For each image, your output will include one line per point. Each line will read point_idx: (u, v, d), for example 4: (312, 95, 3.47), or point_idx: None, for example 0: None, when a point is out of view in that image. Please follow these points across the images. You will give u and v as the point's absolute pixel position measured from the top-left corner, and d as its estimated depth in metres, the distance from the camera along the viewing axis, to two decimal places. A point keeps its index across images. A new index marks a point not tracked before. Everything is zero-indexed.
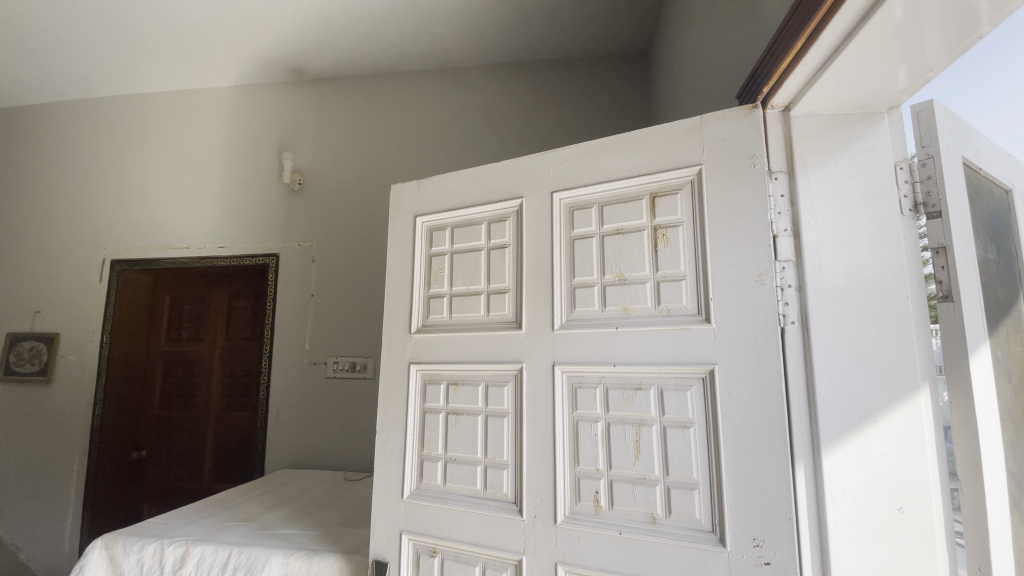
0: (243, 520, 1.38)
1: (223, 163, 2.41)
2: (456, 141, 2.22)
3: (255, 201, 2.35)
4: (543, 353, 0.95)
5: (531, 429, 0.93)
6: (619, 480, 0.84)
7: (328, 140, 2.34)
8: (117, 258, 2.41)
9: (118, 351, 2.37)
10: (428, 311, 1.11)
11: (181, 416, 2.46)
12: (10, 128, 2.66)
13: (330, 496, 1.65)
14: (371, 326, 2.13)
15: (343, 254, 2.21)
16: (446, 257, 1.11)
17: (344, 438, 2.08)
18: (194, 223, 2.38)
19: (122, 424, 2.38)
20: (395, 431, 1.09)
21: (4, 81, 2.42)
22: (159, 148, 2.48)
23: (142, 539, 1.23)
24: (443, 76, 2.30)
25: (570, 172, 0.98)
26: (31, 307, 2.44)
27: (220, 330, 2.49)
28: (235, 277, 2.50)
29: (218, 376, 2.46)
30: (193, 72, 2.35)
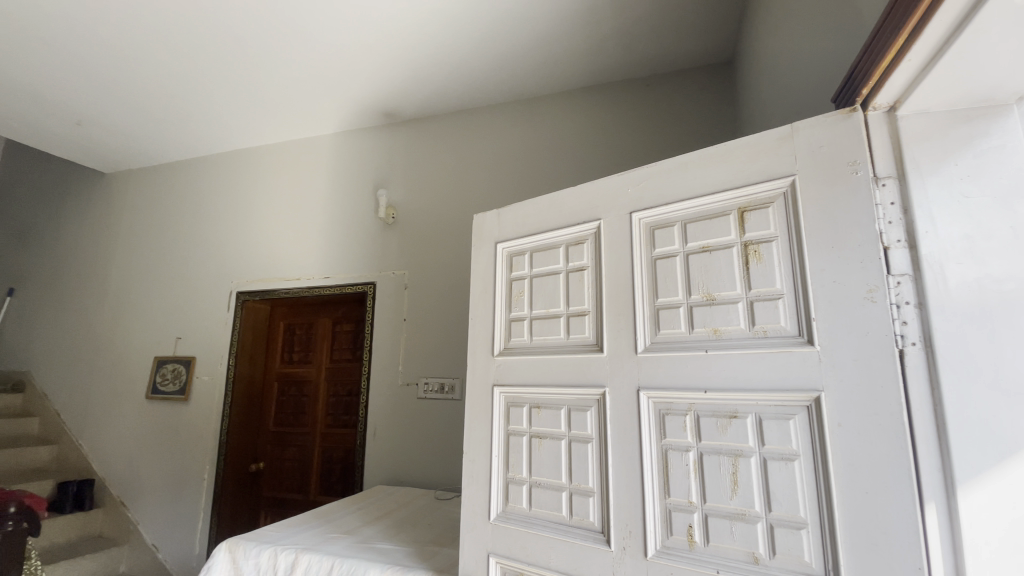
0: (344, 532, 1.47)
1: (327, 201, 2.66)
2: (535, 167, 2.27)
3: (355, 234, 2.56)
4: (627, 377, 0.92)
5: (617, 456, 0.91)
6: (715, 515, 0.79)
7: (417, 174, 2.50)
8: (242, 290, 2.74)
9: (241, 373, 2.67)
10: (510, 335, 1.13)
11: (292, 432, 2.69)
12: (160, 181, 3.15)
13: (421, 513, 1.70)
14: (458, 348, 2.21)
15: (432, 280, 2.33)
16: (526, 281, 1.12)
17: (434, 457, 2.16)
18: (304, 256, 2.65)
19: (245, 438, 2.66)
20: (480, 453, 1.12)
21: (158, 144, 2.89)
22: (275, 192, 2.80)
23: (259, 545, 1.36)
24: (521, 105, 2.38)
25: (650, 191, 0.96)
26: (175, 334, 2.84)
27: (326, 353, 2.71)
28: (338, 304, 2.73)
29: (324, 396, 2.67)
30: (303, 123, 2.64)
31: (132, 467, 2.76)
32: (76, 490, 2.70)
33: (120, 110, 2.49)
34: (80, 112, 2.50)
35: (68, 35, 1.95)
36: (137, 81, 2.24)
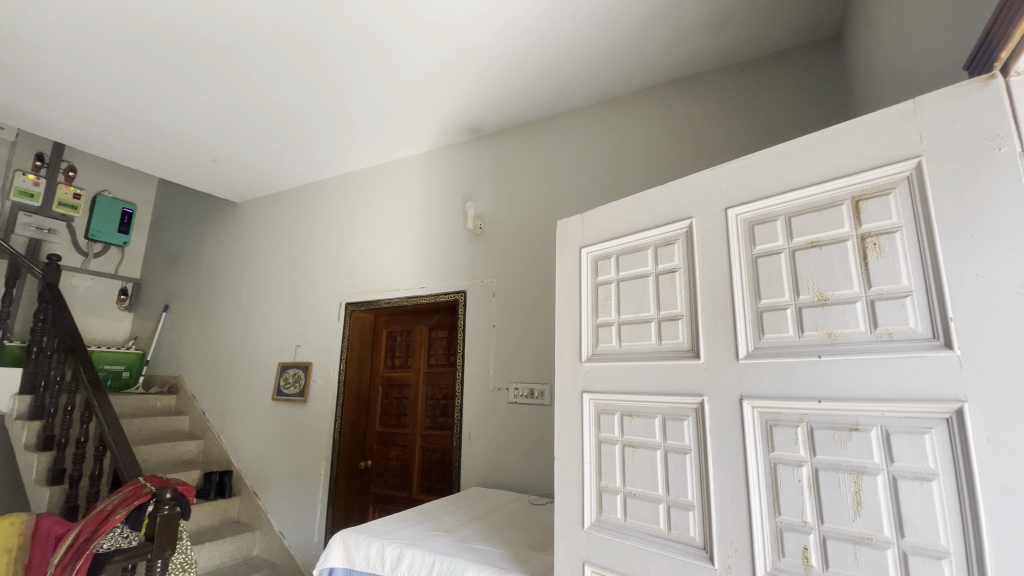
0: (443, 530, 1.54)
1: (420, 215, 2.82)
2: (620, 168, 2.23)
3: (446, 245, 2.68)
4: (727, 385, 0.87)
5: (719, 469, 0.85)
6: (835, 538, 0.71)
7: (503, 184, 2.56)
8: (350, 301, 2.98)
9: (351, 377, 2.91)
10: (597, 340, 1.12)
11: (395, 433, 2.86)
12: (278, 206, 3.53)
13: (516, 517, 1.73)
14: (546, 353, 2.22)
15: (520, 287, 2.37)
16: (613, 285, 1.10)
17: (526, 462, 2.18)
18: (401, 268, 2.82)
19: (354, 437, 2.89)
20: (572, 460, 1.11)
21: (277, 174, 3.25)
22: (375, 210, 3.02)
23: (368, 537, 1.46)
24: (604, 107, 2.35)
25: (746, 186, 0.90)
26: (295, 342, 3.16)
27: (423, 358, 2.86)
28: (434, 312, 2.87)
29: (422, 399, 2.81)
30: (397, 144, 2.83)
31: (262, 461, 3.11)
32: (218, 480, 3.10)
33: (246, 146, 2.84)
34: (215, 150, 2.89)
35: (205, 85, 2.26)
36: (258, 119, 2.55)
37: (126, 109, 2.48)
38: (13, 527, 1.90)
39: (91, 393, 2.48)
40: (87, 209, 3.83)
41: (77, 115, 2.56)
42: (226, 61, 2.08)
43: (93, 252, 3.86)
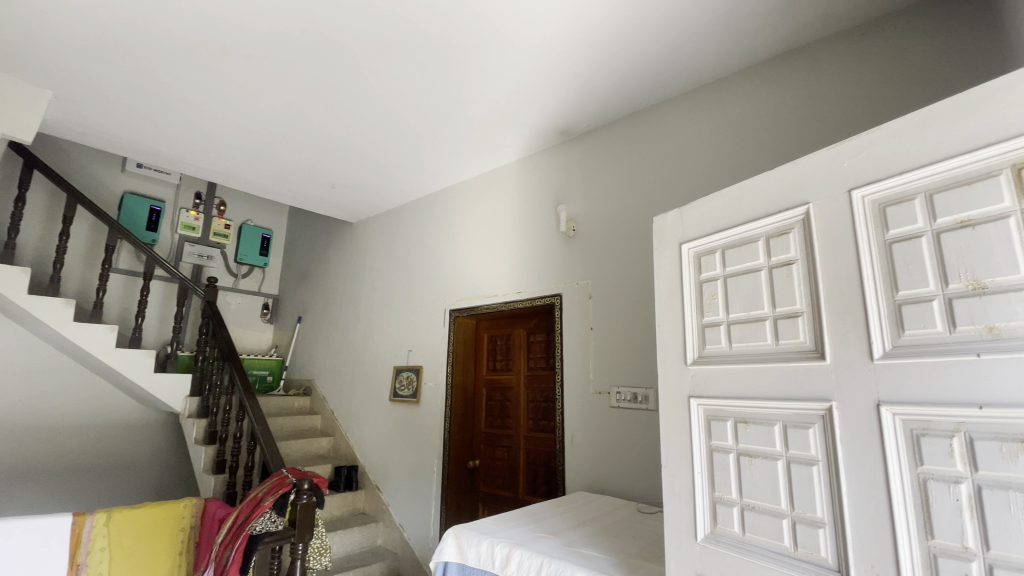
0: (550, 533, 1.55)
1: (515, 221, 2.88)
2: (720, 157, 2.09)
3: (540, 249, 2.71)
4: (860, 388, 0.77)
5: (853, 484, 0.76)
6: (1008, 569, 0.60)
7: (595, 185, 2.53)
8: (453, 308, 3.14)
9: (456, 380, 3.05)
10: (704, 342, 1.05)
11: (499, 434, 2.94)
12: (387, 222, 3.83)
13: (625, 525, 1.68)
14: (647, 355, 2.14)
15: (616, 288, 2.31)
16: (719, 282, 1.04)
17: (632, 468, 2.12)
18: (499, 274, 2.91)
19: (462, 439, 3.02)
20: (681, 467, 1.06)
21: (384, 194, 3.53)
22: (472, 219, 3.15)
23: (478, 535, 1.52)
24: (700, 94, 2.23)
25: (874, 163, 0.80)
26: (406, 347, 3.40)
27: (523, 361, 2.91)
28: (531, 316, 2.91)
29: (524, 401, 2.85)
30: (490, 155, 2.92)
31: (382, 458, 3.37)
32: (346, 473, 3.43)
33: (357, 170, 3.11)
34: (332, 176, 3.21)
35: (321, 119, 2.52)
36: (365, 144, 2.78)
37: (261, 148, 2.85)
38: (185, 509, 2.14)
39: (243, 394, 2.88)
40: (235, 237, 4.45)
41: (225, 157, 2.99)
42: (337, 95, 2.30)
43: (241, 274, 4.48)
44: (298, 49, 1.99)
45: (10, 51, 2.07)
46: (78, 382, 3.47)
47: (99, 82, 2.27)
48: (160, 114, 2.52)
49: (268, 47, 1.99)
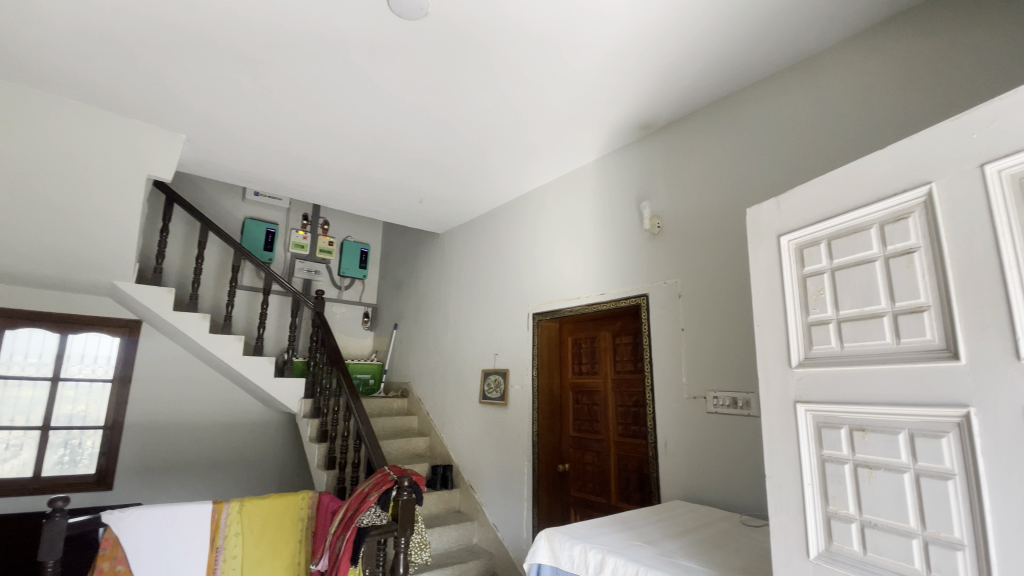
0: (646, 542, 1.51)
1: (596, 222, 2.85)
2: (820, 139, 1.92)
3: (624, 249, 2.65)
4: (1004, 391, 0.68)
5: (1000, 503, 0.67)
6: None
7: (680, 179, 2.43)
8: (537, 312, 3.17)
9: (542, 384, 3.07)
10: (811, 341, 0.97)
11: (589, 438, 2.91)
12: (471, 230, 3.96)
13: (728, 537, 1.59)
14: (746, 357, 2.01)
15: (708, 286, 2.20)
16: (826, 277, 0.95)
17: (733, 478, 2.00)
18: (582, 276, 2.88)
19: (551, 442, 3.03)
20: (788, 478, 0.98)
21: (468, 204, 3.66)
22: (553, 223, 3.16)
23: (570, 539, 1.52)
24: (793, 73, 2.06)
25: (1011, 135, 0.70)
26: (493, 350, 3.48)
27: (610, 364, 2.86)
28: (617, 318, 2.85)
29: (613, 405, 2.80)
30: (569, 157, 2.92)
31: (475, 459, 3.48)
32: (442, 472, 3.59)
33: (442, 182, 3.25)
34: (420, 191, 3.39)
35: (408, 138, 2.68)
36: (448, 158, 2.91)
37: (357, 170, 3.09)
38: (303, 501, 2.37)
39: (349, 397, 3.13)
40: (338, 252, 4.85)
41: (326, 181, 3.28)
42: (422, 113, 2.43)
43: (343, 286, 4.86)
44: (386, 75, 2.13)
45: (155, 105, 2.43)
46: (214, 386, 3.96)
47: (222, 124, 2.59)
48: (271, 146, 2.82)
49: (360, 77, 2.15)
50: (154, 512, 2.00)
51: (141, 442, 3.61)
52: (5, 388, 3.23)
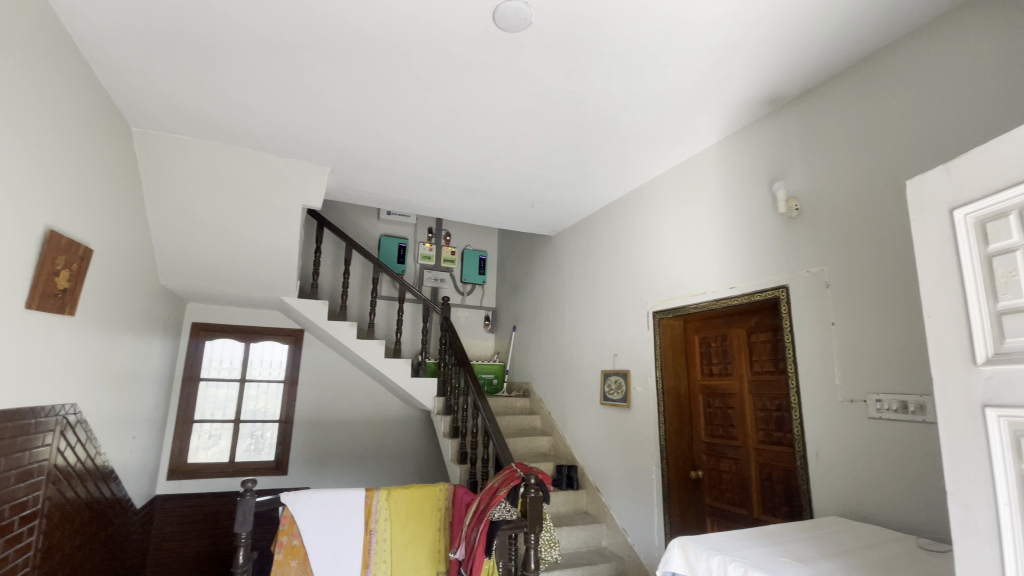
0: (796, 559, 1.37)
1: (721, 211, 2.66)
2: (1009, 86, 1.58)
3: (756, 238, 2.44)
4: None
5: None
6: None
7: (819, 155, 2.18)
8: (659, 310, 3.05)
9: (669, 385, 2.95)
10: (1002, 332, 0.81)
11: (724, 444, 2.72)
12: (583, 230, 3.94)
13: (900, 563, 1.37)
14: (915, 355, 1.72)
15: (863, 273, 1.93)
16: (1019, 255, 0.80)
17: (906, 495, 1.72)
18: (707, 270, 2.71)
19: (681, 446, 2.90)
20: (977, 496, 0.82)
21: (580, 204, 3.66)
22: (672, 216, 3.02)
23: (707, 550, 1.44)
24: (964, 12, 1.72)
25: None
26: (613, 351, 3.43)
27: (745, 363, 2.64)
28: (751, 313, 2.63)
29: (751, 407, 2.59)
30: (685, 145, 2.77)
31: (600, 460, 3.45)
32: (567, 472, 3.62)
33: (553, 185, 3.30)
34: (532, 196, 3.48)
35: (519, 147, 2.77)
36: (558, 161, 2.94)
37: (473, 182, 3.26)
38: (440, 493, 2.57)
39: (477, 396, 3.31)
40: (459, 260, 5.16)
41: (446, 195, 3.52)
42: (530, 121, 2.49)
43: (466, 292, 5.16)
44: (495, 88, 2.23)
45: (306, 146, 2.83)
46: (362, 386, 4.46)
47: (358, 154, 2.92)
48: (398, 169, 3.11)
49: (472, 94, 2.28)
50: (320, 495, 2.32)
51: (308, 435, 4.19)
52: (210, 388, 4.03)
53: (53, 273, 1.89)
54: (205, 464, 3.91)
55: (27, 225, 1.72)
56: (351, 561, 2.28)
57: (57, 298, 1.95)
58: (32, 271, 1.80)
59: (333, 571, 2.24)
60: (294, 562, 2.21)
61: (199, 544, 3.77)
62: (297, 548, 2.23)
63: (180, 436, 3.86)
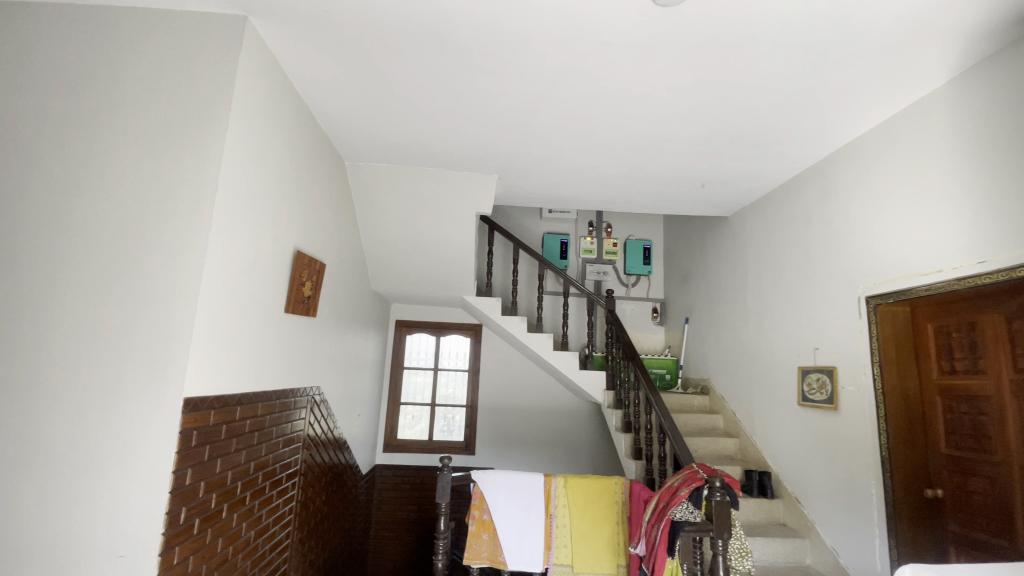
0: None
1: (961, 168, 2.11)
2: None
3: (1017, 196, 1.87)
4: None
5: None
6: None
7: None
8: (873, 294, 2.57)
9: (891, 384, 2.46)
10: None
11: (974, 459, 2.15)
12: (768, 208, 3.50)
13: None
14: None
15: None
16: None
17: None
18: (944, 242, 2.17)
19: (910, 459, 2.38)
20: None
21: (761, 178, 3.26)
22: (888, 181, 2.49)
23: None
24: None
25: None
26: (812, 344, 2.99)
27: (1005, 358, 2.05)
28: (1013, 293, 2.03)
29: (1016, 415, 2.00)
30: (902, 91, 2.26)
31: (802, 468, 3.04)
32: (759, 479, 3.27)
33: (726, 161, 3.00)
34: (701, 175, 3.21)
35: (685, 126, 2.58)
36: (731, 135, 2.67)
37: (636, 169, 3.15)
38: (616, 486, 2.54)
39: (649, 390, 3.21)
40: (622, 252, 5.04)
41: (608, 187, 3.47)
42: (697, 97, 2.31)
43: (630, 283, 5.01)
44: (654, 69, 2.11)
45: (477, 157, 3.06)
46: (536, 377, 4.68)
47: (522, 158, 3.06)
48: (559, 167, 3.17)
49: (630, 81, 2.20)
50: (504, 477, 2.50)
51: (490, 421, 4.57)
52: (410, 375, 4.69)
53: (301, 284, 2.42)
54: (410, 440, 4.55)
55: (281, 248, 2.21)
56: (534, 543, 2.42)
57: (303, 303, 2.47)
58: (286, 283, 2.31)
59: (519, 547, 2.42)
60: (485, 534, 2.46)
61: (410, 509, 4.37)
62: (487, 522, 2.47)
63: (391, 414, 4.58)
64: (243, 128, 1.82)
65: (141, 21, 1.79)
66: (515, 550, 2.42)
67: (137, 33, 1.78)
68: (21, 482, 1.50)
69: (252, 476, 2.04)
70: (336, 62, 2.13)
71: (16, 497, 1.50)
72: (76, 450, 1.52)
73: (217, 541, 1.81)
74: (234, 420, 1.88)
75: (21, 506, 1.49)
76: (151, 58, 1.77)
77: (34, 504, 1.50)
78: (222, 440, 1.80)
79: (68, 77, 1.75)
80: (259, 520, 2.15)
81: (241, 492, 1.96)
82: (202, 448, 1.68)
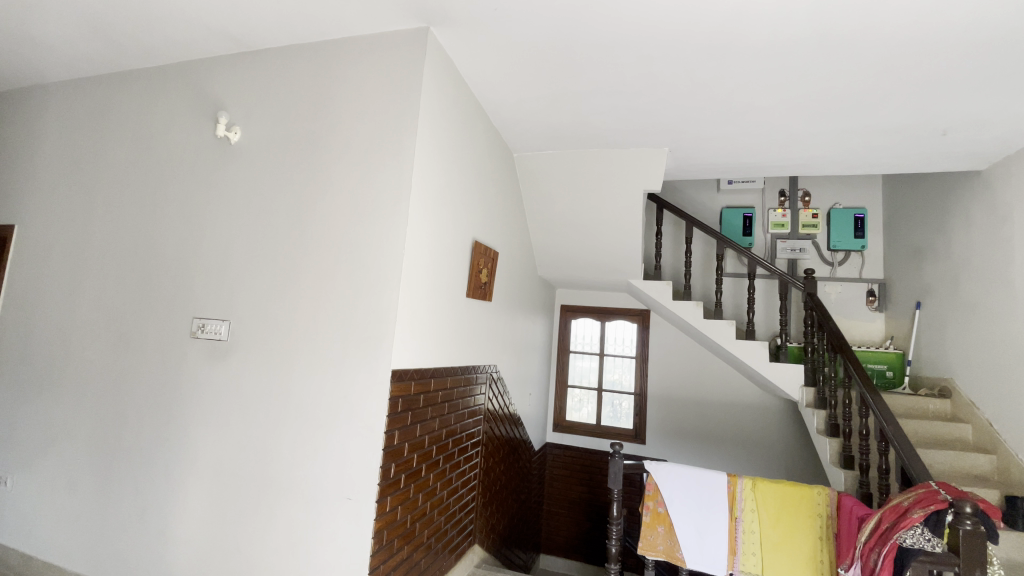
0: None
1: None
2: None
3: None
4: None
5: None
6: None
7: None
8: None
9: None
10: None
11: None
12: None
13: None
14: None
15: None
16: None
17: None
18: None
19: None
20: None
21: None
22: None
23: None
24: None
25: None
26: None
27: None
28: None
29: None
30: None
31: None
32: None
33: (982, 100, 2.30)
34: (939, 122, 2.53)
35: (913, 64, 2.05)
36: (984, 67, 2.04)
37: (843, 123, 2.62)
38: (818, 496, 2.18)
39: (864, 389, 2.69)
40: (825, 223, 4.30)
41: (804, 148, 2.97)
42: (929, 27, 1.81)
43: (836, 261, 4.24)
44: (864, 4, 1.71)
45: (644, 132, 2.88)
46: (714, 368, 4.30)
47: (696, 128, 2.79)
48: (740, 132, 2.82)
49: (829, 23, 1.82)
50: (681, 470, 2.36)
51: (662, 410, 4.37)
52: (577, 359, 4.74)
53: (478, 271, 2.58)
54: (578, 423, 4.62)
55: (462, 237, 2.38)
56: (716, 544, 2.24)
57: (480, 288, 2.64)
58: (467, 271, 2.48)
59: (699, 547, 2.27)
60: (661, 527, 2.36)
61: (580, 489, 4.44)
62: (663, 515, 2.36)
63: (558, 397, 4.70)
64: (429, 133, 2.00)
65: (348, 48, 2.08)
66: (695, 548, 2.27)
67: (344, 59, 2.08)
68: (281, 432, 1.90)
69: (444, 442, 2.27)
70: (504, 58, 2.19)
71: (277, 444, 1.90)
72: (313, 410, 1.87)
73: (417, 495, 2.05)
74: (430, 391, 2.10)
75: (281, 449, 1.89)
76: (355, 80, 2.04)
77: (288, 449, 1.88)
78: (421, 407, 2.03)
79: (296, 104, 2.12)
80: (450, 481, 2.38)
81: (435, 455, 2.20)
82: (406, 413, 1.92)
